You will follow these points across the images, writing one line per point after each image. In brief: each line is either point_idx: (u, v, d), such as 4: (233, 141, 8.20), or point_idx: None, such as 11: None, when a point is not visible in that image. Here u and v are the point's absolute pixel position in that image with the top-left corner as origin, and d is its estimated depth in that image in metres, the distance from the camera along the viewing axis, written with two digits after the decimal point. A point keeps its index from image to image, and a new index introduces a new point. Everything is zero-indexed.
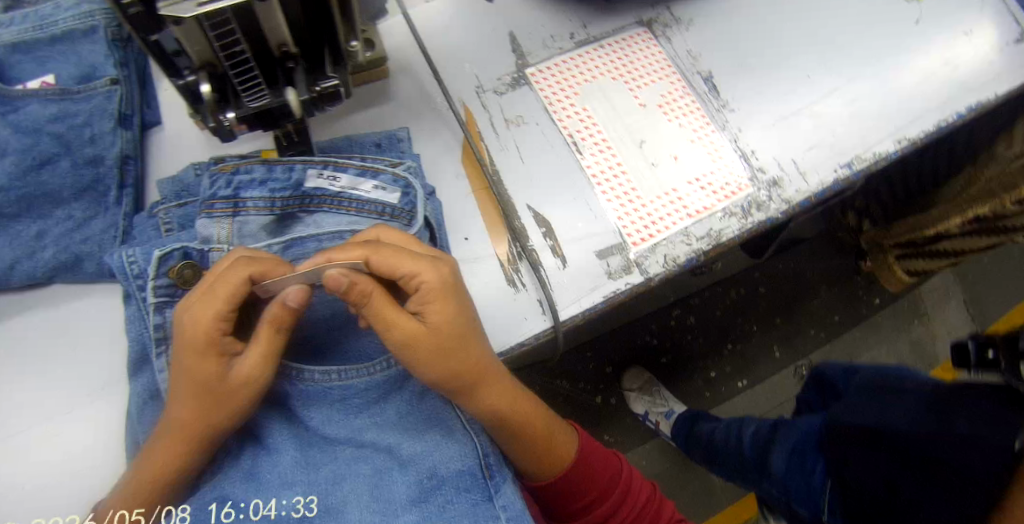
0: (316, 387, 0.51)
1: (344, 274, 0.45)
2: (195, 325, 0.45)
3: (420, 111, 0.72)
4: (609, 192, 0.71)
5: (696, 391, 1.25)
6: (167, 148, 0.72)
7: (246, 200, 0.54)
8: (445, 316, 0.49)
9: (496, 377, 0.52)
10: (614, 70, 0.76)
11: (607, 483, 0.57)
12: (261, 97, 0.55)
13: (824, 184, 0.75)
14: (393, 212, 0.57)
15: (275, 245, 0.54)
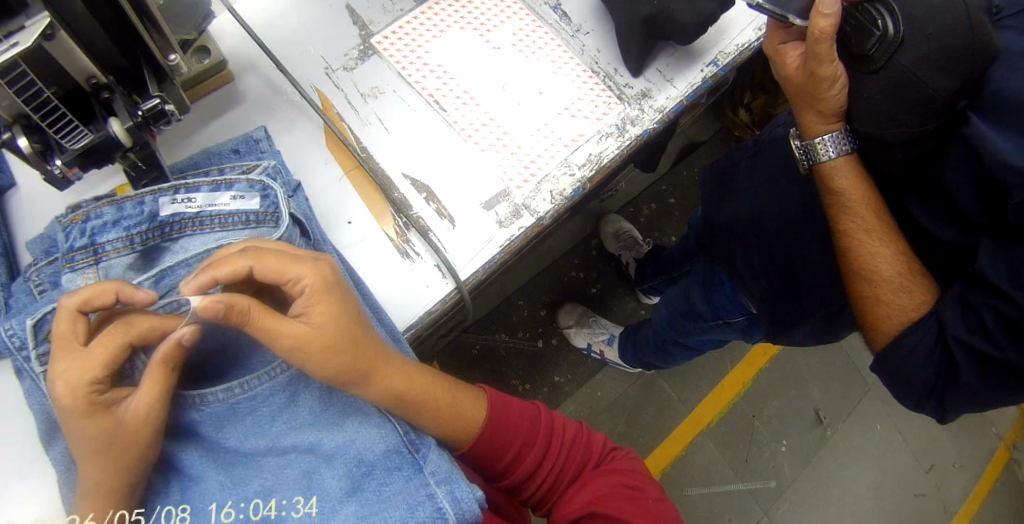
0: (221, 406, 0.52)
1: (217, 299, 0.46)
2: (70, 391, 0.47)
3: (274, 106, 0.70)
4: (483, 142, 0.71)
5: (630, 310, 1.30)
6: (28, 207, 0.69)
7: (104, 245, 0.52)
8: (325, 312, 0.50)
9: (388, 359, 0.54)
10: (461, 20, 0.74)
11: (528, 428, 0.60)
12: (83, 137, 0.53)
13: (693, 86, 0.77)
14: (257, 218, 0.55)
15: (145, 280, 0.52)
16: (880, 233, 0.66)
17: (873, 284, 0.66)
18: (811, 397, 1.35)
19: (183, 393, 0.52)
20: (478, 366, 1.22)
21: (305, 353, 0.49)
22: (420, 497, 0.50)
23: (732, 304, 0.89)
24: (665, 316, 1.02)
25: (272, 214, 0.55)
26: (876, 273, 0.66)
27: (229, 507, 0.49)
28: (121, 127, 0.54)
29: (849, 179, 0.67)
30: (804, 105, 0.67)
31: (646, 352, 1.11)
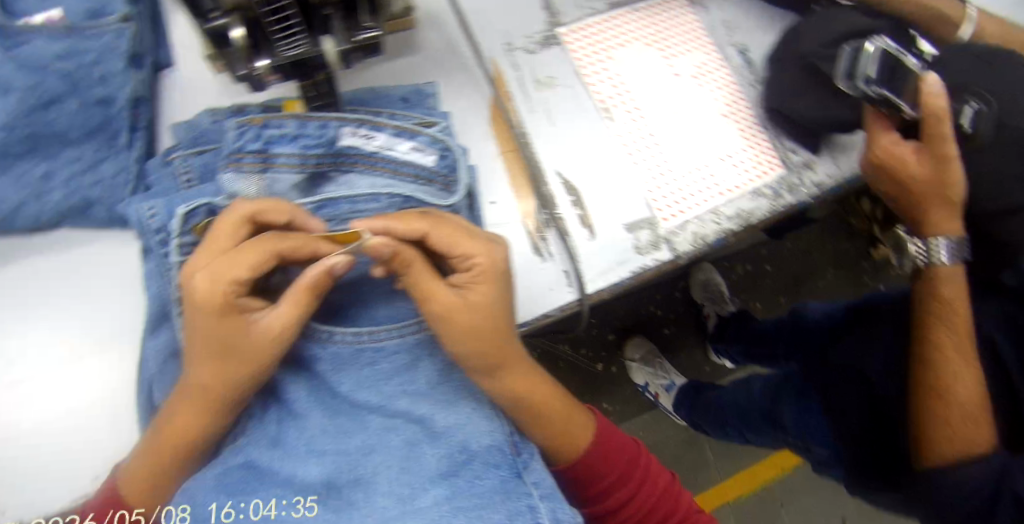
0: (346, 348, 0.52)
1: (386, 242, 0.43)
2: (212, 288, 0.45)
3: (448, 66, 0.67)
4: (642, 165, 0.69)
5: (695, 364, 1.20)
6: (183, 91, 0.68)
7: (277, 156, 0.49)
8: (484, 296, 0.47)
9: (517, 363, 0.51)
10: (649, 36, 0.71)
11: (627, 464, 0.57)
12: (297, 45, 0.49)
13: (857, 171, 0.75)
14: (428, 175, 0.52)
15: (308, 204, 0.50)
16: (970, 364, 0.65)
17: (944, 403, 0.64)
18: (843, 506, 1.28)
19: (318, 327, 0.52)
20: None
21: (449, 331, 0.46)
22: (515, 501, 0.48)
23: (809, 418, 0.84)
24: (743, 401, 0.97)
25: (445, 176, 0.53)
26: (952, 393, 0.64)
27: (229, 507, 0.44)
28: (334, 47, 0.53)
29: (955, 292, 0.68)
30: (935, 205, 0.67)
31: (700, 417, 1.05)
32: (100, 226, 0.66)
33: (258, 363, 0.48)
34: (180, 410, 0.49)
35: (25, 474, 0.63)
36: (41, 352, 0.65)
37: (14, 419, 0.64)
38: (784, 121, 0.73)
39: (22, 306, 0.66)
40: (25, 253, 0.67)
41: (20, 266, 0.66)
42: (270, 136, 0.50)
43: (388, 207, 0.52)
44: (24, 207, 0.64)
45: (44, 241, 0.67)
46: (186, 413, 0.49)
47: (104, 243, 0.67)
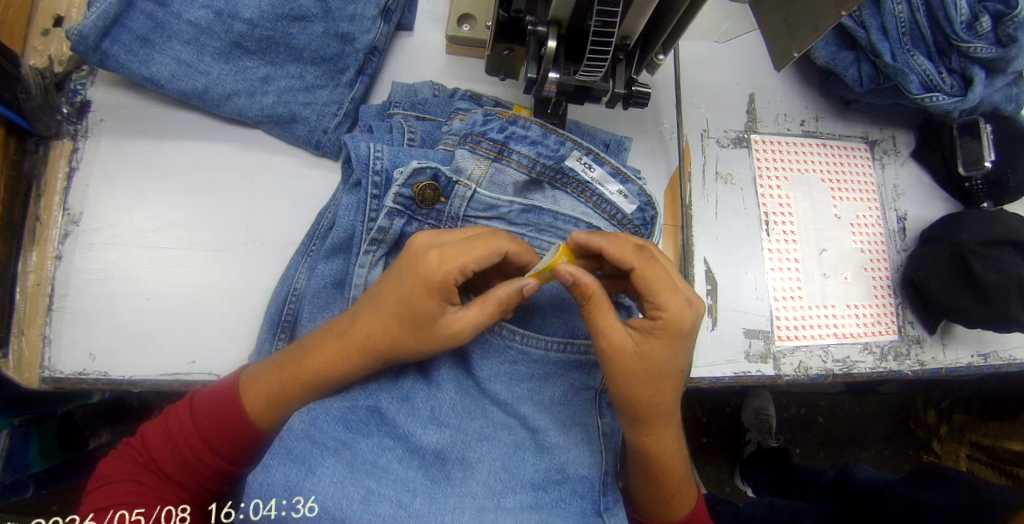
0: (500, 342, 0.56)
1: (571, 273, 0.48)
2: (439, 265, 0.49)
3: (646, 129, 0.72)
4: (778, 283, 0.72)
5: (718, 480, 1.11)
6: (411, 55, 0.73)
7: (511, 152, 0.56)
8: (659, 350, 0.51)
9: (668, 424, 0.55)
10: (826, 173, 0.77)
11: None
12: (592, 73, 0.51)
13: (958, 363, 0.79)
14: (621, 220, 0.58)
15: (517, 205, 0.56)
16: None
17: None
18: None
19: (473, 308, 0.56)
20: None
21: (620, 362, 0.50)
22: None
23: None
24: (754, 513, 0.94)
25: (634, 228, 0.59)
26: None
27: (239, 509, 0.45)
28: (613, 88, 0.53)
29: None
30: None
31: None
32: (289, 140, 0.71)
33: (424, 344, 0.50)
34: (326, 351, 0.51)
35: (131, 328, 0.66)
36: (191, 228, 0.69)
37: (148, 280, 0.68)
38: (914, 296, 0.77)
39: (193, 183, 0.70)
40: (213, 138, 0.72)
41: (203, 144, 0.71)
42: (514, 134, 0.57)
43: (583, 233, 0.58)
44: (236, 97, 0.69)
45: (234, 130, 0.72)
46: (331, 353, 0.51)
47: (287, 156, 0.72)
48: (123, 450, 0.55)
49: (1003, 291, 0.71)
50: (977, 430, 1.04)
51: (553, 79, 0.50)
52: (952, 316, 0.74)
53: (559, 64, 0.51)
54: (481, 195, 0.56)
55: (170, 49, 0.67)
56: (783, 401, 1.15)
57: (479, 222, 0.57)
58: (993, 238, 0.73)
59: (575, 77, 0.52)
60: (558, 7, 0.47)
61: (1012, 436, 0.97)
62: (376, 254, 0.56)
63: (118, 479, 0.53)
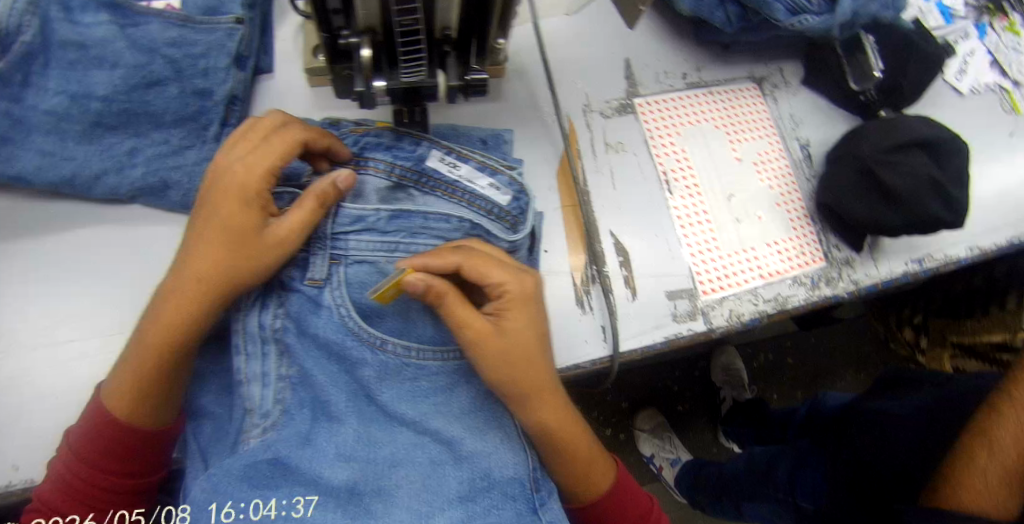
0: (394, 360, 0.54)
1: (421, 278, 0.48)
2: (245, 174, 0.51)
3: (527, 116, 0.71)
4: (691, 237, 0.71)
5: (703, 443, 1.13)
6: (277, 97, 0.72)
7: (368, 163, 0.57)
8: (518, 325, 0.52)
9: (557, 392, 0.54)
10: (719, 118, 0.76)
11: (639, 517, 0.60)
12: (417, 72, 0.51)
13: (894, 274, 0.77)
14: (500, 212, 0.57)
15: (383, 211, 0.54)
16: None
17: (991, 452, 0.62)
18: None
19: (354, 326, 0.53)
20: None
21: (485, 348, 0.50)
22: None
23: (811, 485, 0.80)
24: (739, 468, 0.93)
25: (514, 217, 0.57)
26: (998, 442, 0.63)
27: (230, 506, 0.47)
28: (446, 82, 0.55)
29: None
30: None
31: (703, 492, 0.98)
32: (170, 208, 0.69)
33: (255, 260, 0.51)
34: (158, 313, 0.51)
35: (42, 431, 0.64)
36: (84, 318, 0.67)
37: (50, 378, 0.65)
38: (834, 219, 0.76)
39: (80, 272, 0.68)
40: (95, 221, 0.70)
41: (84, 231, 0.69)
42: (368, 144, 0.58)
43: (455, 229, 0.56)
44: (106, 176, 0.67)
45: (113, 209, 0.70)
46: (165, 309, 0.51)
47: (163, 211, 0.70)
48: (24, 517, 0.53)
49: (915, 193, 0.70)
50: (958, 330, 0.97)
51: (378, 87, 0.52)
52: (873, 230, 0.73)
53: (382, 70, 0.52)
54: (348, 207, 0.55)
55: (28, 144, 0.65)
56: (750, 351, 1.15)
57: (349, 238, 0.54)
58: (896, 143, 0.72)
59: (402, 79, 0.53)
60: (365, 16, 0.47)
61: (990, 328, 0.91)
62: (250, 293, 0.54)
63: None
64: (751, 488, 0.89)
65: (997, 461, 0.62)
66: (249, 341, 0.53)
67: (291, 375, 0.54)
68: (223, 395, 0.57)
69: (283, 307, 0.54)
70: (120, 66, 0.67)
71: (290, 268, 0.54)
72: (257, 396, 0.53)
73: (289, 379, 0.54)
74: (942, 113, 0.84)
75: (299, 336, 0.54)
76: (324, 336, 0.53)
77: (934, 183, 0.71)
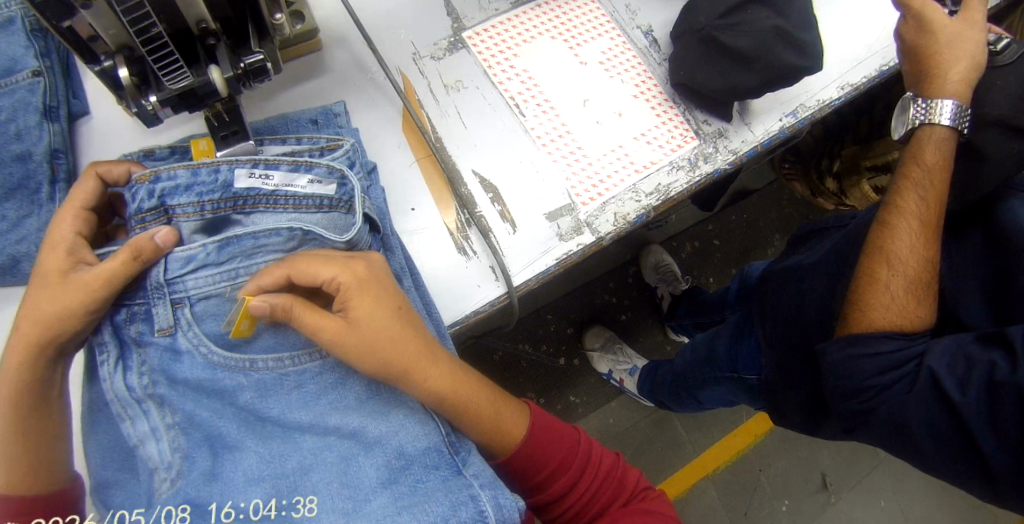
0: (270, 376, 0.52)
1: (264, 300, 0.48)
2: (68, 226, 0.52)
3: (355, 82, 0.69)
4: (557, 154, 0.71)
5: (656, 344, 1.18)
6: (102, 138, 0.70)
7: (175, 208, 0.51)
8: (367, 309, 0.50)
9: (434, 359, 0.53)
10: (553, 29, 0.75)
11: (565, 453, 0.60)
12: (182, 78, 0.49)
13: (770, 133, 0.77)
14: (330, 203, 0.56)
15: (210, 244, 0.50)
16: (925, 232, 0.61)
17: (891, 269, 0.62)
18: (820, 460, 1.23)
19: (219, 359, 0.51)
20: (497, 376, 1.13)
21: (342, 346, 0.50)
22: (458, 495, 0.49)
23: (751, 357, 0.82)
24: (688, 361, 0.95)
25: (346, 203, 0.56)
26: (895, 257, 0.62)
27: (229, 507, 0.47)
28: (221, 76, 0.49)
29: (937, 156, 0.63)
30: None
31: (662, 390, 1.01)
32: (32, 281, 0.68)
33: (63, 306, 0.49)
34: (9, 361, 0.52)
35: None
36: None
37: None
38: (694, 95, 0.75)
39: None
40: None
41: None
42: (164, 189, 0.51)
43: (289, 239, 0.52)
44: None
45: None
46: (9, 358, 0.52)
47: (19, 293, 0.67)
48: None
49: (761, 48, 0.70)
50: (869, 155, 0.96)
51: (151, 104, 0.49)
52: (734, 95, 0.73)
53: (150, 84, 0.49)
54: (175, 252, 0.50)
55: None
56: (675, 243, 1.17)
57: (187, 278, 0.51)
58: (729, 5, 0.71)
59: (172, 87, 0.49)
60: (113, 35, 0.46)
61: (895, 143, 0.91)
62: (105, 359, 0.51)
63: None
64: (703, 374, 0.91)
65: (897, 273, 0.61)
66: (125, 405, 0.51)
67: (177, 421, 0.50)
68: (125, 461, 0.53)
69: (144, 364, 0.51)
70: None
71: (136, 324, 0.51)
72: (154, 453, 0.50)
73: (177, 425, 0.50)
74: None
75: (171, 385, 0.51)
76: (192, 379, 0.51)
77: (778, 32, 0.70)
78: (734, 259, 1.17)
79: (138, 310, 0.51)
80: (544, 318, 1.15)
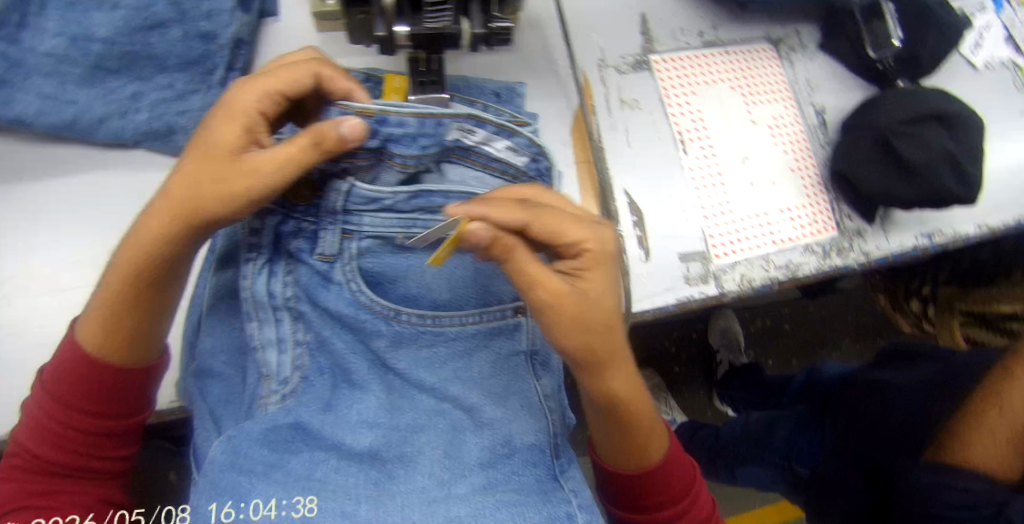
0: (410, 330, 0.53)
1: (490, 230, 0.43)
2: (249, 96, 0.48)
3: (539, 68, 0.70)
4: (706, 200, 0.71)
5: (699, 405, 1.16)
6: (282, 40, 0.71)
7: (393, 154, 0.49)
8: (596, 289, 0.49)
9: (622, 357, 0.52)
10: (734, 80, 0.75)
11: (683, 488, 0.59)
12: (441, 19, 0.51)
13: (903, 247, 0.77)
14: (516, 174, 0.56)
15: (402, 193, 0.50)
16: None
17: (999, 412, 0.60)
18: None
19: (367, 300, 0.52)
20: None
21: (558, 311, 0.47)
22: (553, 502, 0.49)
23: (810, 452, 0.82)
24: (736, 434, 0.94)
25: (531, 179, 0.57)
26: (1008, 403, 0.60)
27: (229, 507, 0.44)
28: (470, 31, 0.53)
29: None
30: None
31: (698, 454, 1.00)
32: (174, 154, 0.68)
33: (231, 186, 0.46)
34: (149, 219, 0.49)
35: None
36: (86, 264, 0.66)
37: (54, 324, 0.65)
38: (847, 188, 0.75)
39: (83, 218, 0.67)
40: (99, 169, 0.68)
41: (86, 176, 0.68)
42: (387, 134, 0.48)
43: None
44: (109, 120, 0.65)
45: (117, 154, 0.68)
46: (154, 220, 0.49)
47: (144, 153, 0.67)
48: (8, 461, 0.53)
49: (931, 166, 0.69)
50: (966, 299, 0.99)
51: (400, 32, 0.50)
52: (884, 201, 0.72)
53: (404, 14, 0.50)
54: (361, 189, 0.49)
55: (29, 86, 0.63)
56: (748, 316, 1.17)
57: (365, 214, 0.51)
58: (913, 114, 0.71)
59: (425, 24, 0.51)
60: None
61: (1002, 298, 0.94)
62: (256, 261, 0.51)
63: (19, 506, 0.51)
64: (751, 452, 0.90)
65: (1005, 421, 0.59)
66: (258, 308, 0.51)
67: (308, 341, 0.52)
68: (232, 357, 0.55)
69: (294, 278, 0.52)
70: (122, 6, 0.63)
71: (299, 241, 0.52)
72: (274, 363, 0.51)
73: (305, 344, 0.52)
74: (963, 83, 0.82)
75: (313, 306, 0.52)
76: (335, 309, 0.52)
77: (950, 157, 0.70)
78: (797, 351, 1.16)
79: (307, 228, 0.51)
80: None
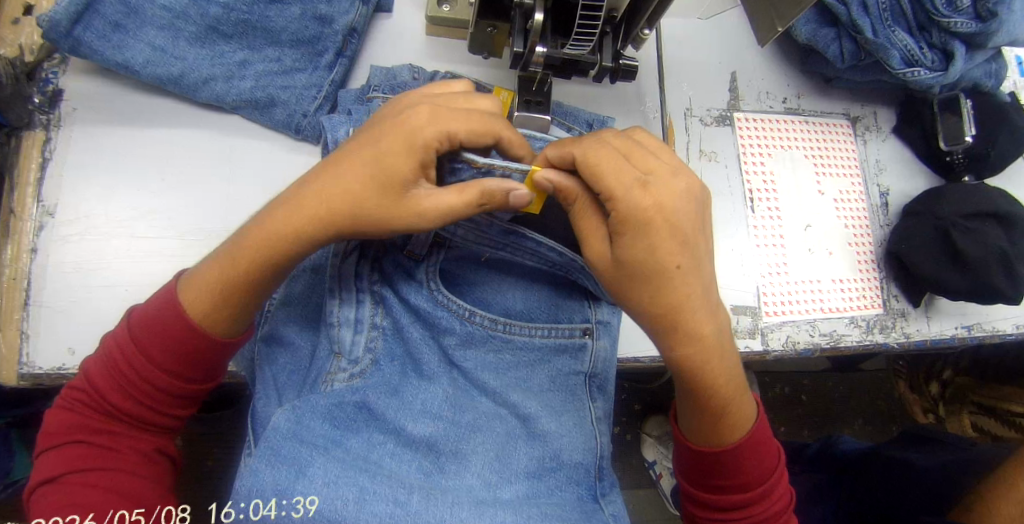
0: (481, 332, 0.55)
1: (548, 179, 0.49)
2: (423, 125, 0.47)
3: (629, 106, 0.72)
4: (765, 258, 0.73)
5: None
6: (390, 37, 0.74)
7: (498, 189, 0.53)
8: (643, 245, 0.48)
9: (681, 324, 0.50)
10: (808, 148, 0.78)
11: (756, 475, 0.56)
12: (580, 48, 0.55)
13: (942, 334, 0.78)
14: None
15: (496, 219, 0.52)
16: None
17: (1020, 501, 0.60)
18: None
19: (444, 299, 0.55)
20: None
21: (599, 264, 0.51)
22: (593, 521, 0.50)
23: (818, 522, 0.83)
24: None
25: None
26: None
27: (231, 507, 0.44)
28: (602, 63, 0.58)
29: None
30: None
31: None
32: (268, 125, 0.70)
33: (386, 215, 0.48)
34: (284, 218, 0.49)
35: (101, 319, 0.64)
36: (163, 216, 0.68)
37: (120, 269, 0.66)
38: (898, 269, 0.77)
39: (168, 171, 0.69)
40: (194, 127, 0.70)
41: (180, 131, 0.70)
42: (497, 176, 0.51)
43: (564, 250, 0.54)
44: (215, 82, 0.67)
45: (214, 116, 0.71)
46: (295, 218, 0.48)
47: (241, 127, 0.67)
48: (70, 398, 0.52)
49: (986, 261, 0.71)
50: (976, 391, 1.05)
51: (539, 52, 0.53)
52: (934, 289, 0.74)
53: (545, 38, 0.54)
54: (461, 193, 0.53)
55: (144, 35, 0.65)
56: (769, 379, 1.19)
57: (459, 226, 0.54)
58: (974, 211, 0.73)
59: (562, 49, 0.56)
60: None
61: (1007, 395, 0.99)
62: (348, 245, 0.54)
63: (74, 441, 0.51)
64: None
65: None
66: (343, 287, 0.54)
67: (384, 326, 0.55)
68: (307, 327, 0.57)
69: (379, 266, 0.56)
70: None
71: (394, 234, 0.55)
72: (348, 341, 0.54)
73: (381, 328, 0.55)
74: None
75: (395, 295, 0.55)
76: (415, 302, 0.54)
77: (1003, 256, 0.72)
78: (811, 422, 1.18)
79: None
80: (621, 383, 1.17)
